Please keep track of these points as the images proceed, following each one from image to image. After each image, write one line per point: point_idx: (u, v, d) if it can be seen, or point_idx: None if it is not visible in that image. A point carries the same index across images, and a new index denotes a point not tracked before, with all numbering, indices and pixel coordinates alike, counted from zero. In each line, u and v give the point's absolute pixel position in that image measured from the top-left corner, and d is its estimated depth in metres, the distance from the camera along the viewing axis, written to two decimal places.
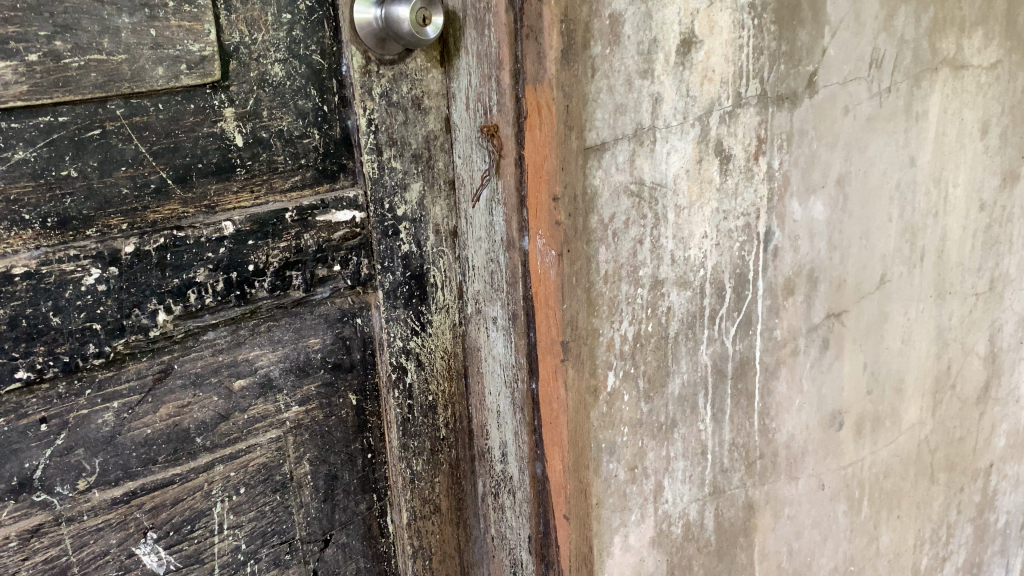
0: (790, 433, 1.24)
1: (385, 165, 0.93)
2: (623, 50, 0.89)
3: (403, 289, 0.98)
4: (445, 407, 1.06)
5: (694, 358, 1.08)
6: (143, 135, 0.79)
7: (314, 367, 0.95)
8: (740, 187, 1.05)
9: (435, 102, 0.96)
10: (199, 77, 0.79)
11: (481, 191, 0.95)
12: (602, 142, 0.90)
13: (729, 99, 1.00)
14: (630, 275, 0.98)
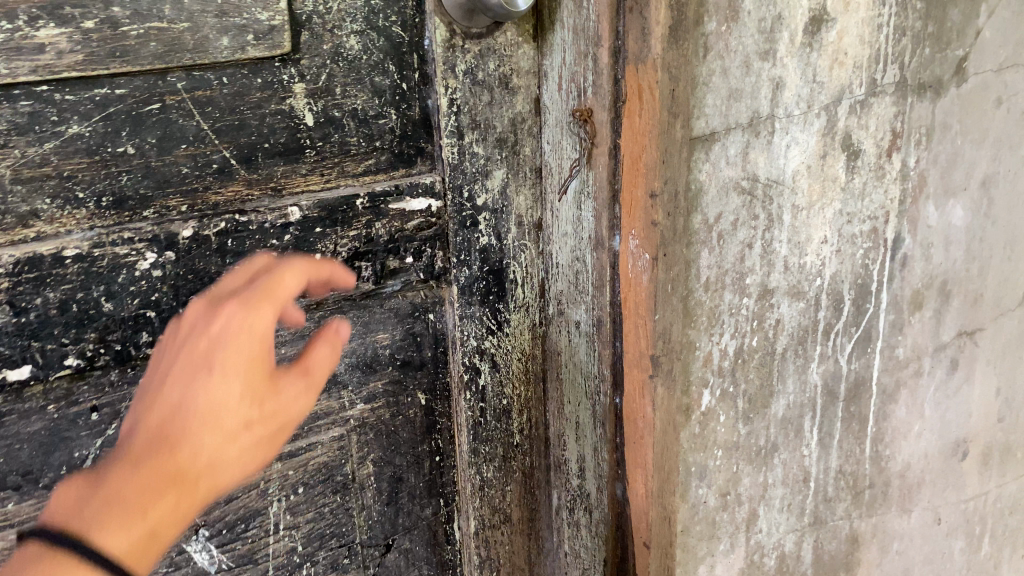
0: (906, 461, 1.11)
1: (466, 149, 0.85)
2: (741, 27, 0.78)
3: (480, 284, 0.91)
4: (521, 412, 0.99)
5: (802, 378, 0.96)
6: (206, 111, 0.73)
7: (382, 364, 0.89)
8: (869, 187, 0.93)
9: (525, 81, 0.87)
10: (267, 49, 0.73)
11: (570, 183, 0.85)
12: (712, 131, 0.79)
13: (862, 86, 0.88)
14: (735, 283, 0.87)
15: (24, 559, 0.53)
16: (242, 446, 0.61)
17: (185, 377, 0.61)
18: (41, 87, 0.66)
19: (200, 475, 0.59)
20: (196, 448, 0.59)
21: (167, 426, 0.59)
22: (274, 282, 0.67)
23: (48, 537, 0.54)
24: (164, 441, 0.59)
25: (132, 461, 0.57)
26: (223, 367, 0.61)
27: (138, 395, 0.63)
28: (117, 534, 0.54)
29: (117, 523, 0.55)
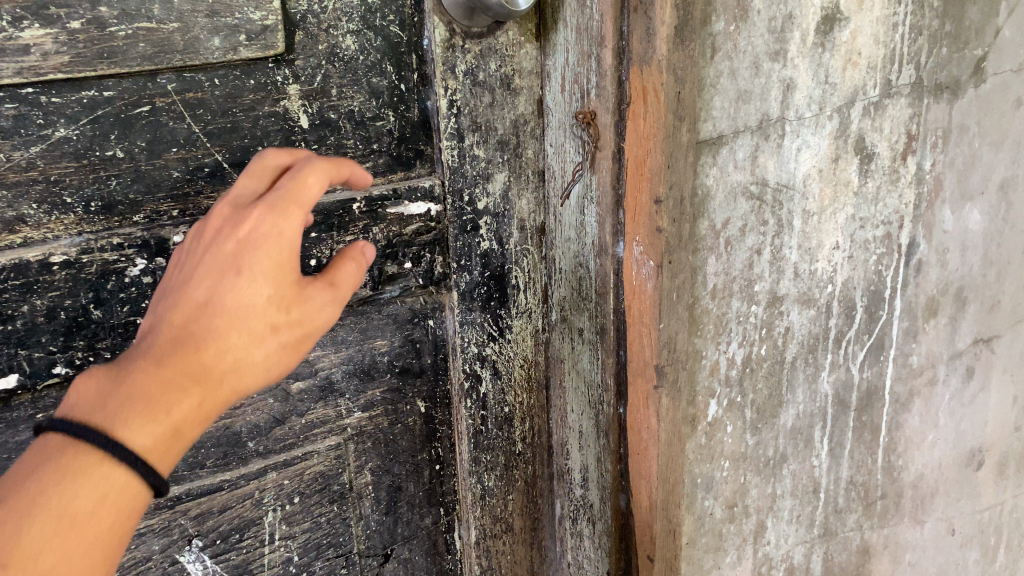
0: (919, 471, 1.08)
1: (467, 152, 0.83)
2: (750, 27, 0.75)
3: (481, 290, 0.88)
4: (523, 420, 0.97)
5: (812, 387, 0.94)
6: (197, 113, 0.71)
7: (381, 371, 0.86)
8: (883, 191, 0.90)
9: (527, 82, 0.85)
10: (260, 50, 0.71)
11: (573, 187, 0.83)
12: (719, 135, 0.77)
13: (876, 87, 0.85)
14: (743, 290, 0.84)
15: (38, 455, 0.48)
16: (270, 350, 0.56)
17: (211, 275, 0.55)
18: (26, 89, 0.64)
19: (226, 374, 0.54)
20: (222, 348, 0.54)
21: (192, 324, 0.53)
22: (297, 183, 0.58)
23: (66, 431, 0.48)
24: (188, 338, 0.53)
25: (153, 356, 0.52)
26: (253, 265, 0.55)
27: (158, 292, 0.57)
28: (141, 429, 0.49)
29: (140, 418, 0.49)
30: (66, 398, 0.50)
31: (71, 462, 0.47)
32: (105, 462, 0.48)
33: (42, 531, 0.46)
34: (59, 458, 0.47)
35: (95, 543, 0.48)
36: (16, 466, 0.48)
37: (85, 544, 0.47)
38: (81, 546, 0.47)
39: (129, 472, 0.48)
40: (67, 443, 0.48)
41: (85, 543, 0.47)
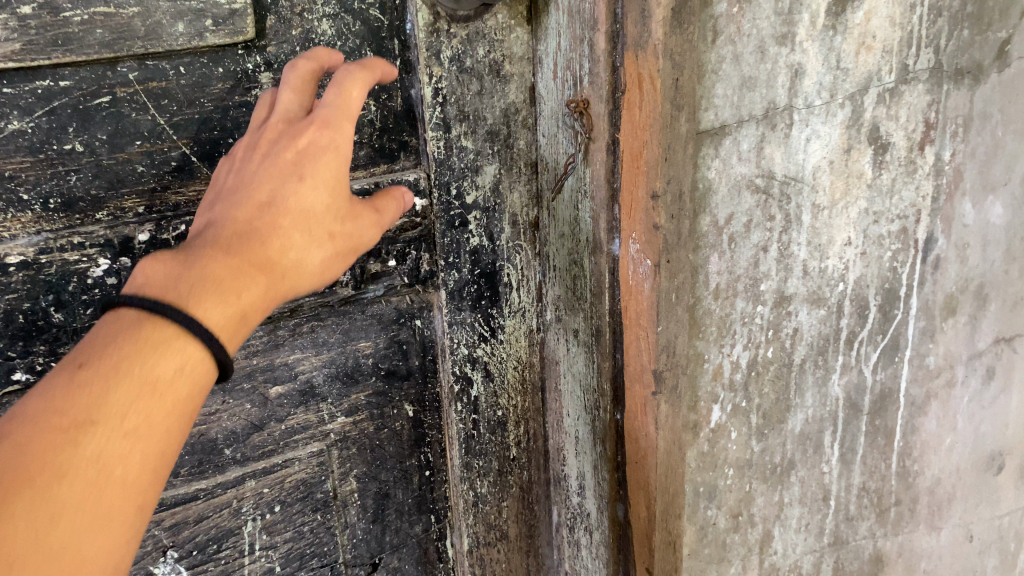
0: (936, 476, 1.03)
1: (454, 143, 0.78)
2: (755, 9, 0.70)
3: (471, 288, 0.84)
4: (518, 424, 0.92)
5: (822, 391, 0.89)
6: (162, 104, 0.67)
7: (365, 375, 0.82)
8: (898, 183, 0.84)
9: (518, 68, 0.80)
10: (228, 35, 0.66)
11: (566, 179, 0.78)
12: (722, 124, 0.72)
13: (891, 73, 0.79)
14: (748, 290, 0.79)
15: (114, 329, 0.49)
16: (325, 256, 0.60)
17: (273, 180, 0.58)
18: None
19: (287, 270, 0.57)
20: (287, 243, 0.57)
21: (257, 221, 0.57)
22: (344, 93, 0.60)
23: (138, 308, 0.49)
24: (254, 233, 0.56)
25: (223, 247, 0.54)
26: (314, 173, 0.59)
27: (212, 198, 0.60)
28: (217, 309, 0.51)
29: (217, 298, 0.51)
30: (136, 275, 0.51)
31: (145, 335, 0.48)
32: (179, 339, 0.49)
33: (124, 396, 0.46)
34: (135, 329, 0.48)
35: (171, 410, 0.48)
36: (92, 337, 0.49)
37: (165, 407, 0.47)
38: (162, 411, 0.47)
39: (201, 349, 0.49)
40: (142, 320, 0.49)
41: (165, 408, 0.47)
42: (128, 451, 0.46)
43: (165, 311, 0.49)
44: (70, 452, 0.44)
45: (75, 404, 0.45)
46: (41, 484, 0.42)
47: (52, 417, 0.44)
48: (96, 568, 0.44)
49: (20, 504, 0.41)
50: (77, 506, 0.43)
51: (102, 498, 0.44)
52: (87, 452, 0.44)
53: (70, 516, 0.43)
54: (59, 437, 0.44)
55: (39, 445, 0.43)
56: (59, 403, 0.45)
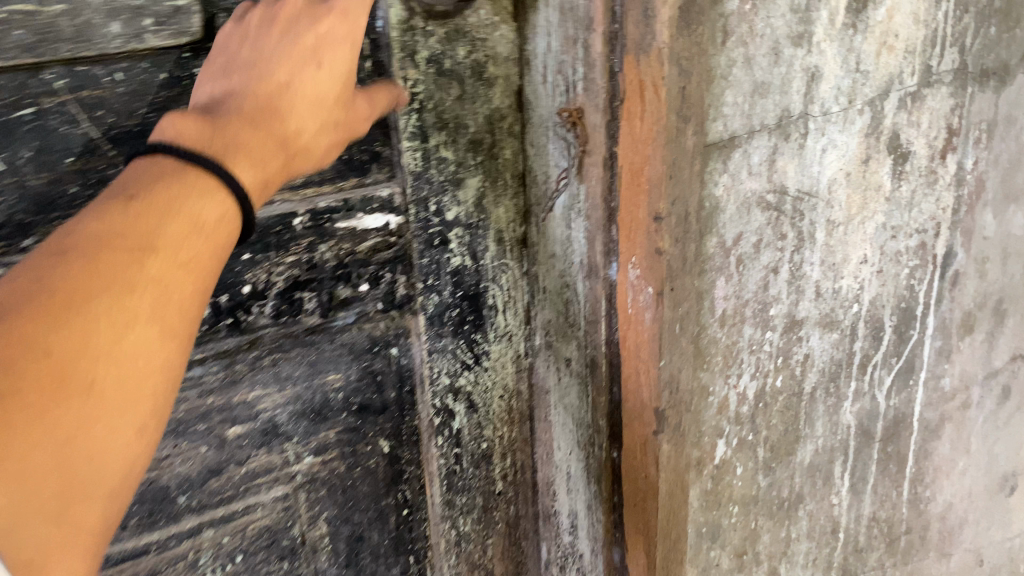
0: (948, 501, 0.97)
1: (432, 155, 0.70)
2: (770, 5, 0.62)
3: (452, 313, 0.76)
4: (504, 457, 0.85)
5: (833, 419, 0.82)
6: (96, 115, 0.58)
7: (334, 410, 0.75)
8: (918, 195, 0.77)
9: (503, 70, 0.72)
10: (172, 36, 0.58)
11: (558, 198, 0.69)
12: (731, 135, 0.64)
13: (913, 75, 0.72)
14: (757, 315, 0.72)
15: (152, 170, 0.47)
16: (333, 145, 0.58)
17: (291, 62, 0.54)
18: None
19: (301, 156, 0.55)
20: (303, 126, 0.55)
21: (275, 98, 0.54)
22: None
23: (176, 152, 0.47)
24: (274, 113, 0.53)
25: (247, 119, 0.52)
26: (332, 61, 0.56)
27: (219, 67, 0.55)
28: (250, 173, 0.50)
29: (251, 163, 0.50)
30: (164, 126, 0.48)
31: (191, 178, 0.47)
32: (218, 190, 0.48)
33: (177, 230, 0.45)
34: (177, 172, 0.47)
35: (215, 255, 0.47)
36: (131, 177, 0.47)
37: (212, 252, 0.47)
38: (212, 248, 0.47)
39: (237, 203, 0.48)
40: (183, 164, 0.47)
41: (211, 251, 0.47)
42: (179, 284, 0.45)
43: (206, 164, 0.47)
44: (133, 275, 0.43)
45: (133, 230, 0.44)
46: (111, 300, 0.42)
47: (112, 239, 0.43)
48: (148, 389, 0.43)
49: (94, 316, 0.41)
50: (145, 327, 0.43)
51: (165, 324, 0.44)
52: (149, 274, 0.44)
53: (139, 335, 0.43)
54: (121, 259, 0.43)
55: (106, 263, 0.42)
56: (116, 227, 0.44)
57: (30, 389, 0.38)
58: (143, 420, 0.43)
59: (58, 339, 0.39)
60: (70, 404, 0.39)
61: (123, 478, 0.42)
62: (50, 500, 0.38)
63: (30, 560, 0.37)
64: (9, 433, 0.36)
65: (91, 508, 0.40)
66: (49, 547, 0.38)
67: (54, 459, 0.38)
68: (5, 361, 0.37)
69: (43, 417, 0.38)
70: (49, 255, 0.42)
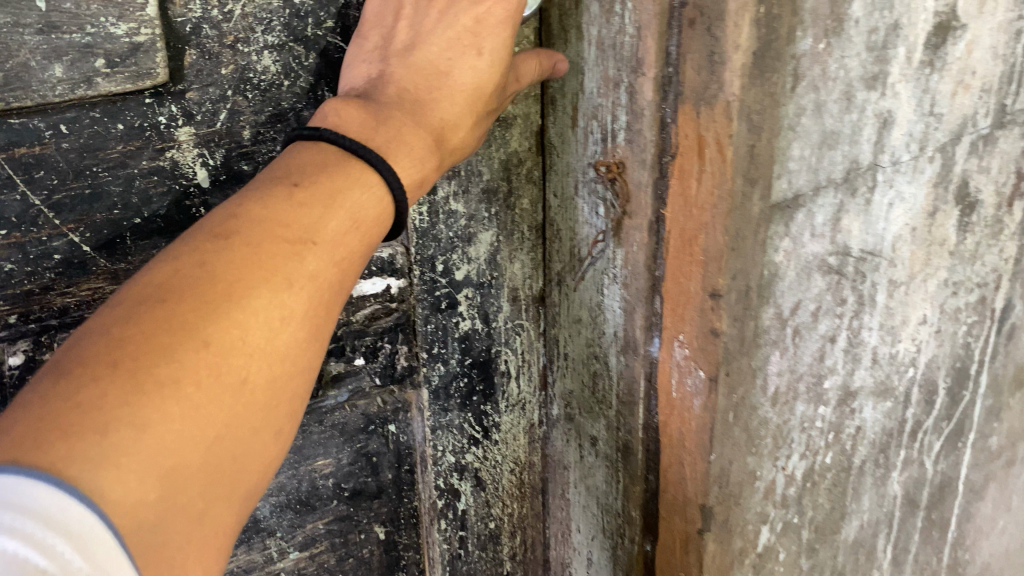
0: (985, 562, 0.90)
1: (440, 209, 0.60)
2: (845, 43, 0.53)
3: (460, 384, 0.67)
4: (513, 535, 0.76)
5: (881, 491, 0.74)
6: (35, 177, 0.48)
7: (324, 499, 0.65)
8: (981, 248, 0.69)
9: (522, 109, 0.61)
10: (129, 80, 0.48)
11: (588, 269, 0.61)
12: (795, 194, 0.55)
13: (987, 117, 0.63)
14: (811, 390, 0.63)
15: (314, 155, 0.45)
16: (480, 134, 0.54)
17: (449, 51, 0.52)
18: None
19: (453, 151, 0.52)
20: (457, 122, 0.52)
21: (431, 90, 0.51)
22: None
23: (341, 140, 0.45)
24: (425, 107, 0.50)
25: (408, 111, 0.49)
26: (493, 50, 0.52)
27: (371, 46, 0.52)
28: (408, 167, 0.47)
29: (412, 156, 0.48)
30: (327, 113, 0.47)
31: (352, 172, 0.45)
32: (377, 185, 0.45)
33: (338, 227, 0.43)
34: (338, 163, 0.45)
35: (363, 250, 0.45)
36: (289, 159, 0.45)
37: (362, 245, 0.45)
38: (362, 244, 0.45)
39: (390, 200, 0.46)
40: (348, 156, 0.45)
41: (361, 247, 0.45)
42: (330, 280, 0.43)
43: (369, 156, 0.45)
44: (293, 270, 0.41)
45: (295, 219, 0.42)
46: (271, 292, 0.40)
47: (273, 230, 0.41)
48: (285, 387, 0.41)
49: (252, 310, 0.39)
50: (294, 326, 0.41)
51: (310, 325, 0.42)
52: (307, 269, 0.42)
53: (287, 335, 0.41)
54: (281, 252, 0.41)
55: (267, 256, 0.40)
56: (278, 217, 0.42)
57: (190, 382, 0.36)
58: (275, 421, 0.41)
59: (216, 331, 0.37)
60: (221, 402, 0.37)
61: (253, 475, 0.40)
62: (194, 497, 0.36)
63: (167, 556, 0.34)
64: (166, 424, 0.34)
65: (225, 509, 0.38)
66: (185, 548, 0.36)
67: (200, 455, 0.36)
68: (167, 348, 0.36)
69: (197, 415, 0.36)
70: (210, 237, 0.40)
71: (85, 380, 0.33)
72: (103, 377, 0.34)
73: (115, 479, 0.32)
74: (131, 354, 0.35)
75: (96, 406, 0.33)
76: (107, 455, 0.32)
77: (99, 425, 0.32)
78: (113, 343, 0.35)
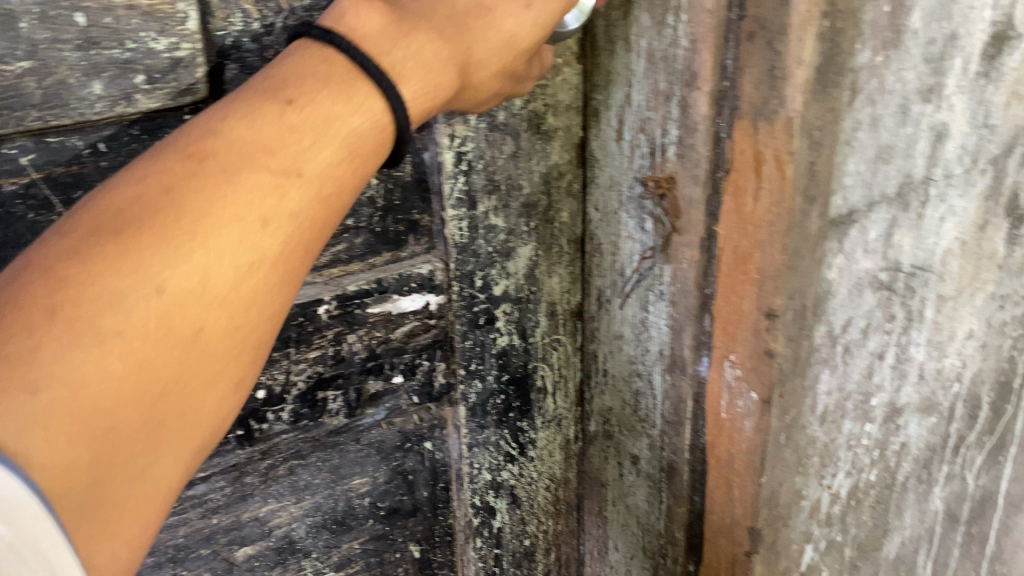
0: None
1: (480, 223, 0.59)
2: (903, 55, 0.50)
3: (497, 401, 0.66)
4: (548, 552, 0.75)
5: (920, 506, 0.69)
6: (73, 196, 0.46)
7: (359, 518, 0.64)
8: None
9: (564, 121, 0.60)
10: (171, 97, 0.47)
11: (632, 289, 0.60)
12: (850, 211, 0.54)
13: None
14: (860, 409, 0.61)
15: (314, 68, 0.39)
16: (497, 93, 0.50)
17: None
18: None
19: (465, 88, 0.47)
20: (484, 58, 0.47)
21: (468, 16, 0.46)
22: None
23: (353, 55, 0.40)
24: (457, 30, 0.45)
25: (435, 26, 0.44)
26: (539, 12, 0.48)
27: None
28: (416, 92, 0.42)
29: (425, 77, 0.42)
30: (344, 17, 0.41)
31: (353, 96, 0.39)
32: (380, 111, 0.40)
33: (328, 160, 0.38)
34: (341, 85, 0.39)
35: (355, 184, 0.40)
36: (285, 67, 0.39)
37: (354, 178, 0.40)
38: (352, 177, 0.40)
39: (390, 129, 0.41)
40: (355, 75, 0.40)
41: (353, 179, 0.40)
42: (316, 217, 0.38)
43: (380, 80, 0.40)
44: (271, 205, 0.36)
45: (282, 146, 0.37)
46: (245, 229, 0.35)
47: (255, 157, 0.36)
48: (257, 335, 0.37)
49: (217, 250, 0.34)
50: (269, 270, 0.36)
51: (289, 266, 0.37)
52: (289, 206, 0.37)
53: (259, 280, 0.36)
54: (263, 184, 0.36)
55: (243, 186, 0.35)
56: (262, 141, 0.36)
57: (136, 332, 0.31)
58: (239, 370, 0.36)
59: (172, 273, 0.33)
60: (173, 354, 0.33)
61: (213, 429, 0.36)
62: (132, 459, 0.32)
63: (99, 519, 0.31)
64: (101, 380, 0.30)
65: (172, 468, 0.34)
66: (118, 511, 0.32)
67: (144, 413, 0.32)
68: (114, 292, 0.31)
69: (142, 371, 0.31)
70: (182, 156, 0.35)
71: (18, 327, 0.29)
72: (34, 323, 0.29)
73: (42, 440, 0.28)
74: (68, 298, 0.30)
75: (25, 359, 0.29)
76: (31, 417, 0.28)
77: (26, 381, 0.28)
78: (52, 281, 0.30)
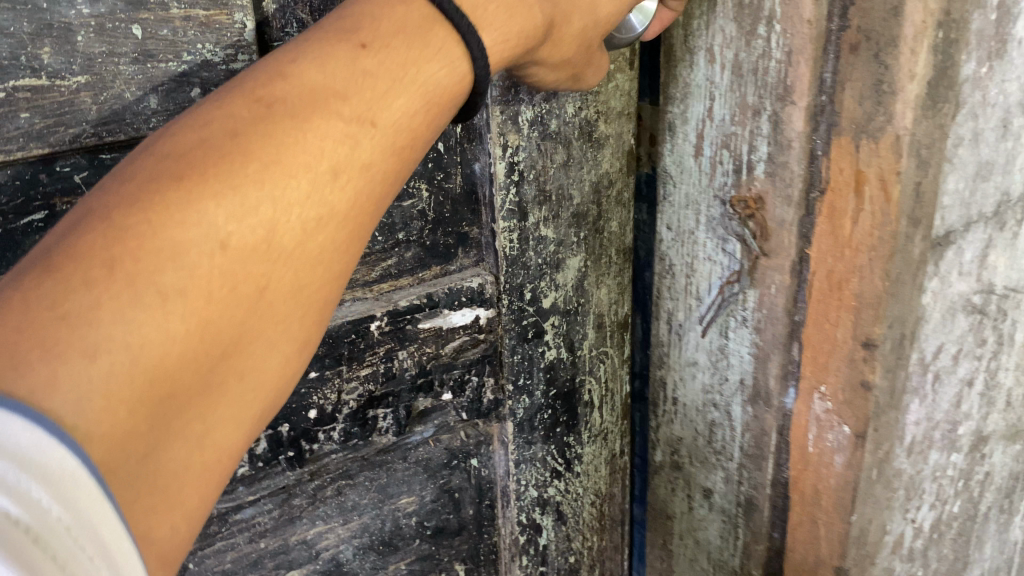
0: None
1: (530, 235, 0.55)
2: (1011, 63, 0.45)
3: (544, 415, 0.62)
4: (593, 568, 0.71)
5: None
6: None
7: (405, 538, 0.61)
8: None
9: (615, 128, 0.57)
10: None
11: (706, 313, 0.57)
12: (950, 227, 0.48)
13: None
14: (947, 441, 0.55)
15: (390, 8, 0.36)
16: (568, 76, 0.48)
17: None
18: None
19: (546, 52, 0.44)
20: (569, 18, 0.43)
21: None
22: None
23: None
24: None
25: None
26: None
27: None
28: (495, 37, 0.39)
29: (507, 21, 0.39)
30: None
31: (432, 40, 0.36)
32: (460, 55, 0.37)
33: (404, 108, 0.36)
34: (418, 27, 0.36)
35: (428, 136, 0.37)
36: (360, 4, 0.36)
37: (428, 129, 0.37)
38: (424, 130, 0.37)
39: (467, 76, 0.38)
40: (435, 17, 0.37)
41: (426, 131, 0.37)
42: (387, 168, 0.36)
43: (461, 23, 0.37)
44: (342, 155, 0.33)
45: (355, 91, 0.34)
46: (313, 181, 0.32)
47: (325, 101, 0.33)
48: (322, 292, 0.34)
49: (283, 200, 0.32)
50: (336, 224, 0.34)
51: (357, 220, 0.35)
52: (360, 156, 0.34)
53: (325, 235, 0.33)
54: (335, 132, 0.33)
55: (314, 133, 0.32)
56: (335, 86, 0.34)
57: (198, 290, 0.29)
58: (302, 331, 0.34)
59: (236, 226, 0.30)
60: (235, 313, 0.30)
61: (276, 391, 0.33)
62: (191, 423, 0.29)
63: (158, 491, 0.28)
64: (160, 343, 0.27)
65: (232, 435, 0.31)
66: (180, 478, 0.29)
67: (205, 375, 0.29)
68: (175, 248, 0.28)
69: (205, 332, 0.29)
70: (250, 98, 0.32)
71: (73, 282, 0.26)
72: (90, 278, 0.27)
73: (98, 410, 0.26)
74: (127, 250, 0.28)
75: (83, 316, 0.26)
76: (90, 382, 0.25)
77: (82, 346, 0.26)
78: (109, 232, 0.28)
